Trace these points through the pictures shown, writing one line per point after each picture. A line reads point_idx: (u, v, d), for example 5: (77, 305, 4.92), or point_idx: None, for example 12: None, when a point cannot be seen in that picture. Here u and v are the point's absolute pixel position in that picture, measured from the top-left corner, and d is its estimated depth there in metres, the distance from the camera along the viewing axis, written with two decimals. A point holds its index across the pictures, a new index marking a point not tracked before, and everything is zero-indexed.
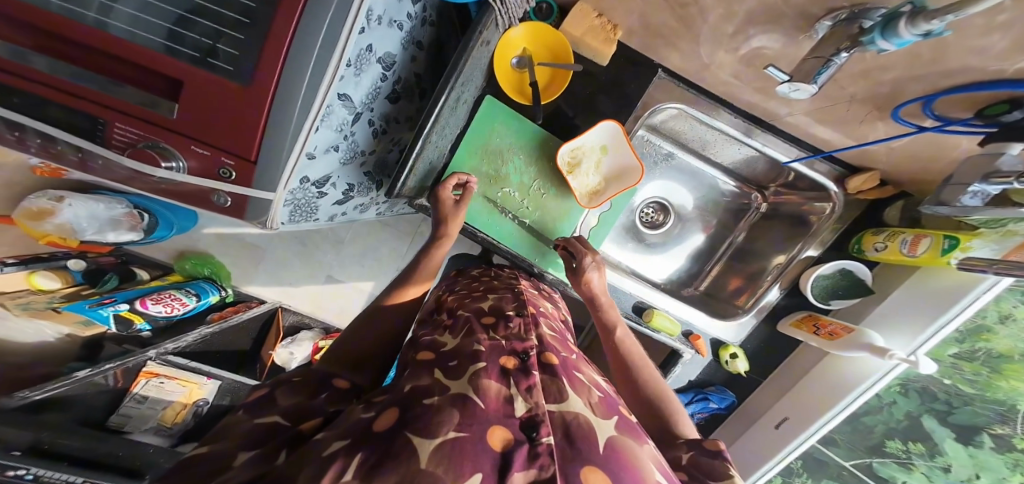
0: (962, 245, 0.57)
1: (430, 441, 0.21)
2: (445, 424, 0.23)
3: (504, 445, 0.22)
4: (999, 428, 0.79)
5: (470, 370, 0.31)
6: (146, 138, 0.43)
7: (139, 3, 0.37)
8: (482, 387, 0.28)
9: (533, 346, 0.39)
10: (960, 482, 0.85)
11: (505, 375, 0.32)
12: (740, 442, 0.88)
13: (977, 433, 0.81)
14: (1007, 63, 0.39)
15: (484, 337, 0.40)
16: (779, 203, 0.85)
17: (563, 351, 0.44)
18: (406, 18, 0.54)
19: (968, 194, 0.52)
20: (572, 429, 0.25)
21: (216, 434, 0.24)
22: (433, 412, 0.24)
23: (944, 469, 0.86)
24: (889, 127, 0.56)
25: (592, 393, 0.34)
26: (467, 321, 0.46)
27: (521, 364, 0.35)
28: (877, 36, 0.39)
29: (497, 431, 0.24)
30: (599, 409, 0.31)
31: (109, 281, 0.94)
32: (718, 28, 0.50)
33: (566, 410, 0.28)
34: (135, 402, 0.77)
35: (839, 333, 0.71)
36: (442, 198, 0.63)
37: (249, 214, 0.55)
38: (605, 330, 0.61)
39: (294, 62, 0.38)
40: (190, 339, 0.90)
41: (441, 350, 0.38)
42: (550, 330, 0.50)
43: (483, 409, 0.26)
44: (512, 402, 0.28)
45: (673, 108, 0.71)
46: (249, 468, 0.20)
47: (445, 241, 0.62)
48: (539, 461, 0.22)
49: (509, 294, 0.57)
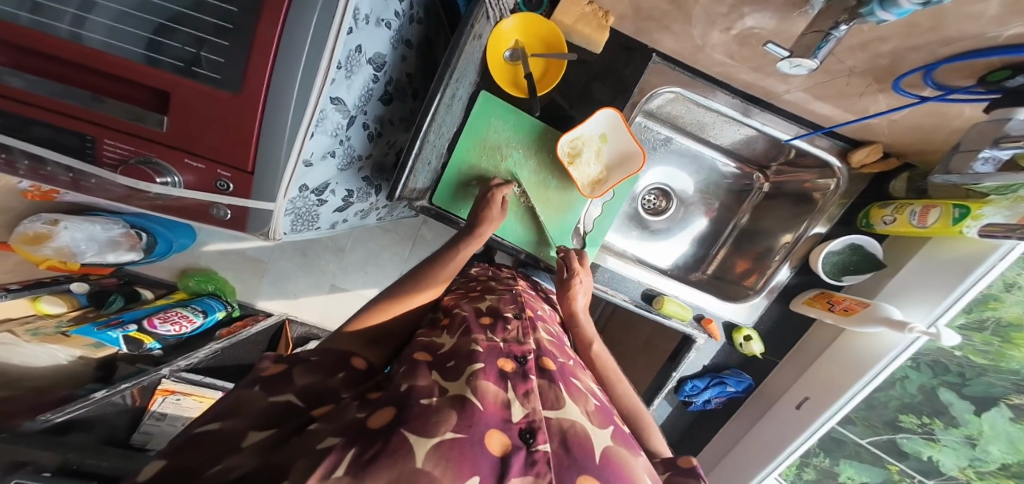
0: (972, 214, 0.57)
1: (428, 440, 0.20)
2: (443, 424, 0.22)
3: (503, 450, 0.23)
4: (1016, 398, 0.77)
5: (468, 371, 0.31)
6: (138, 154, 0.43)
7: (116, 13, 0.37)
8: (480, 388, 0.28)
9: (531, 349, 0.39)
10: (985, 456, 0.83)
11: (503, 378, 0.32)
12: (761, 423, 0.85)
13: (993, 404, 0.80)
14: (1004, 28, 0.37)
15: (481, 337, 0.40)
16: (782, 181, 0.84)
17: (561, 356, 0.44)
18: (393, 16, 0.53)
19: (979, 160, 0.51)
20: (570, 438, 0.26)
21: (230, 406, 0.24)
22: (432, 412, 0.24)
23: (969, 444, 0.85)
24: (890, 99, 0.54)
25: (589, 401, 0.34)
26: (464, 321, 0.45)
27: (519, 367, 0.35)
28: (876, 6, 0.37)
29: (495, 435, 0.24)
30: (596, 418, 0.32)
31: (115, 302, 0.94)
32: (711, 7, 0.49)
33: (563, 417, 0.29)
34: (155, 419, 0.77)
35: (854, 308, 0.70)
36: (493, 198, 0.63)
37: (250, 225, 0.55)
38: (583, 345, 0.61)
39: (282, 71, 0.38)
40: (202, 355, 0.90)
41: (438, 351, 0.38)
42: (548, 334, 0.49)
43: (482, 410, 0.26)
44: (509, 407, 0.28)
45: (670, 92, 0.71)
46: (257, 453, 0.19)
47: (474, 241, 0.61)
48: (536, 468, 0.22)
49: (508, 295, 0.57)
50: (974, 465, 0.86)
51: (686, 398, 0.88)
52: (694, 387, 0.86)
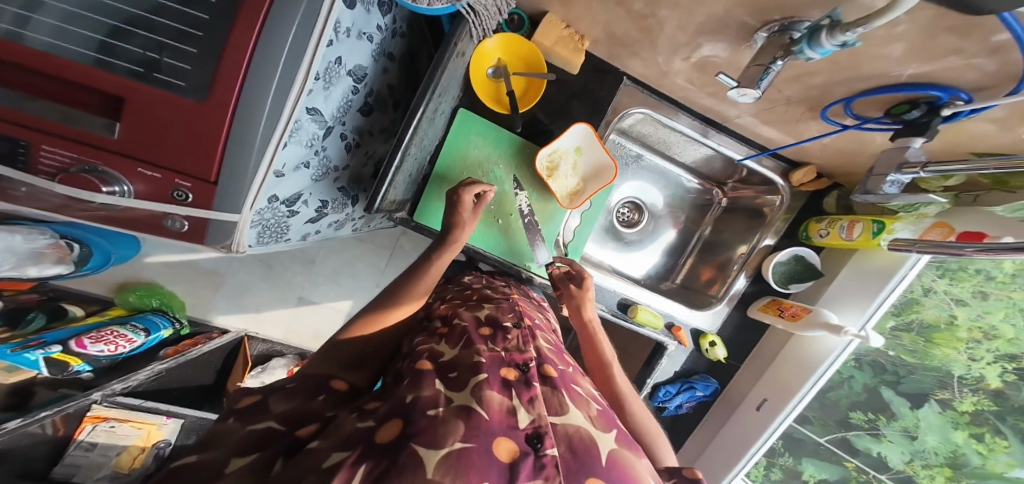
0: (887, 229, 0.67)
1: (436, 451, 0.21)
2: (451, 435, 0.23)
3: (511, 456, 0.24)
4: (942, 393, 0.85)
5: (472, 382, 0.31)
6: (82, 162, 0.39)
7: (63, 12, 0.34)
8: (485, 398, 0.29)
9: (532, 357, 0.40)
10: (925, 449, 0.90)
11: (507, 386, 0.33)
12: (726, 425, 0.91)
13: (926, 401, 0.87)
14: (901, 68, 0.42)
15: (484, 347, 0.40)
16: (737, 197, 0.92)
17: (560, 363, 0.45)
18: (375, 30, 0.54)
19: (887, 183, 0.55)
20: (576, 443, 0.27)
21: (206, 443, 0.23)
22: (439, 423, 0.24)
23: (911, 437, 0.91)
24: (821, 125, 0.61)
25: (591, 407, 0.36)
26: (464, 331, 0.45)
27: (522, 376, 0.36)
28: (804, 46, 0.40)
29: (503, 443, 0.24)
30: (599, 422, 0.33)
31: (36, 319, 0.84)
32: (672, 36, 0.54)
33: (568, 423, 0.30)
34: (82, 450, 0.69)
35: (800, 313, 0.79)
36: (462, 201, 0.62)
37: (209, 238, 0.52)
38: (594, 355, 0.61)
39: (255, 79, 0.37)
40: (141, 377, 0.80)
41: (440, 360, 0.37)
42: (547, 343, 0.50)
43: (487, 419, 0.26)
44: (515, 413, 0.28)
45: (640, 112, 0.77)
46: (249, 475, 0.19)
47: (452, 247, 0.61)
48: (544, 472, 0.23)
49: (505, 304, 0.57)
50: (916, 458, 0.92)
51: (661, 404, 0.92)
52: (668, 393, 0.91)
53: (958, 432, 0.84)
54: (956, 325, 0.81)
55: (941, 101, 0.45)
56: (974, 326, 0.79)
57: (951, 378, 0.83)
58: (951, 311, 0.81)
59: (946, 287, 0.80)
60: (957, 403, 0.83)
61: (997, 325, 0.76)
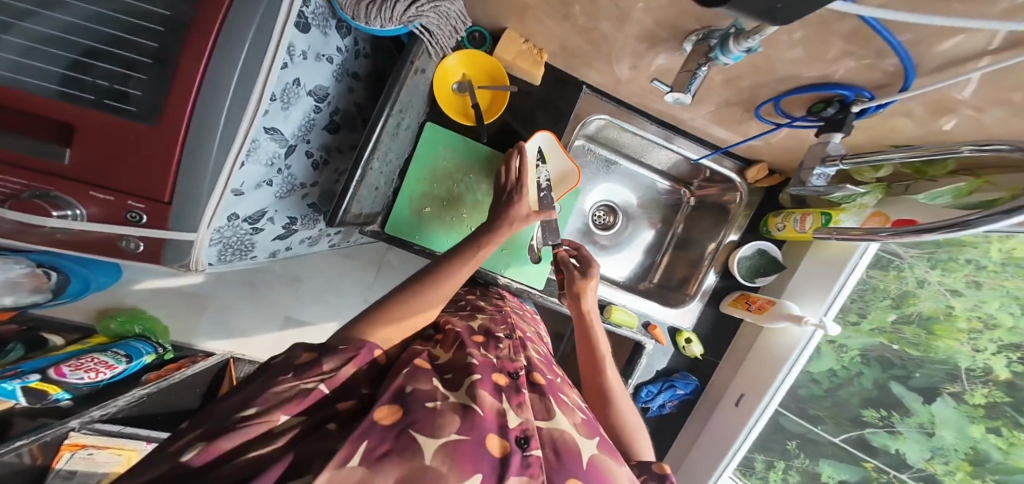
0: (834, 219, 0.69)
1: (435, 440, 0.26)
2: (447, 427, 0.28)
3: (502, 451, 0.29)
4: (952, 386, 0.76)
5: (467, 382, 0.36)
6: (32, 187, 0.41)
7: (20, 47, 0.37)
8: (478, 397, 0.33)
9: (522, 367, 0.44)
10: (944, 448, 0.79)
11: (498, 390, 0.37)
12: (708, 422, 0.92)
13: (937, 396, 0.78)
14: (809, 71, 0.45)
15: (476, 351, 0.44)
16: (704, 196, 0.95)
17: (549, 373, 0.48)
18: (335, 51, 0.57)
19: (814, 176, 0.57)
20: (559, 445, 0.33)
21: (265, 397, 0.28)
22: (436, 415, 0.29)
23: (928, 434, 0.80)
24: (761, 125, 0.65)
25: (576, 414, 0.40)
26: (457, 335, 0.47)
27: (511, 381, 0.40)
28: (718, 52, 0.42)
29: (494, 438, 0.30)
30: (583, 429, 0.37)
31: (14, 350, 0.79)
32: (617, 47, 0.57)
33: (553, 428, 0.35)
34: (61, 479, 0.68)
35: (766, 306, 0.81)
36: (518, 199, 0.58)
37: (167, 257, 0.53)
38: (590, 354, 0.62)
39: (205, 106, 0.40)
40: (122, 403, 0.76)
41: (436, 361, 0.41)
42: (537, 353, 0.54)
43: (481, 416, 0.31)
44: (505, 415, 0.33)
45: (600, 119, 0.80)
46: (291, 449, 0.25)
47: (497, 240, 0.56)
48: (529, 470, 0.28)
49: (497, 315, 0.60)
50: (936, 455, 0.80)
51: (644, 405, 0.92)
52: (650, 393, 0.91)
53: (975, 427, 0.74)
54: (955, 315, 0.75)
55: (850, 99, 0.47)
56: (974, 315, 0.73)
57: (959, 370, 0.75)
58: (948, 302, 0.76)
59: (940, 278, 0.77)
60: (968, 396, 0.75)
61: (995, 314, 0.71)
